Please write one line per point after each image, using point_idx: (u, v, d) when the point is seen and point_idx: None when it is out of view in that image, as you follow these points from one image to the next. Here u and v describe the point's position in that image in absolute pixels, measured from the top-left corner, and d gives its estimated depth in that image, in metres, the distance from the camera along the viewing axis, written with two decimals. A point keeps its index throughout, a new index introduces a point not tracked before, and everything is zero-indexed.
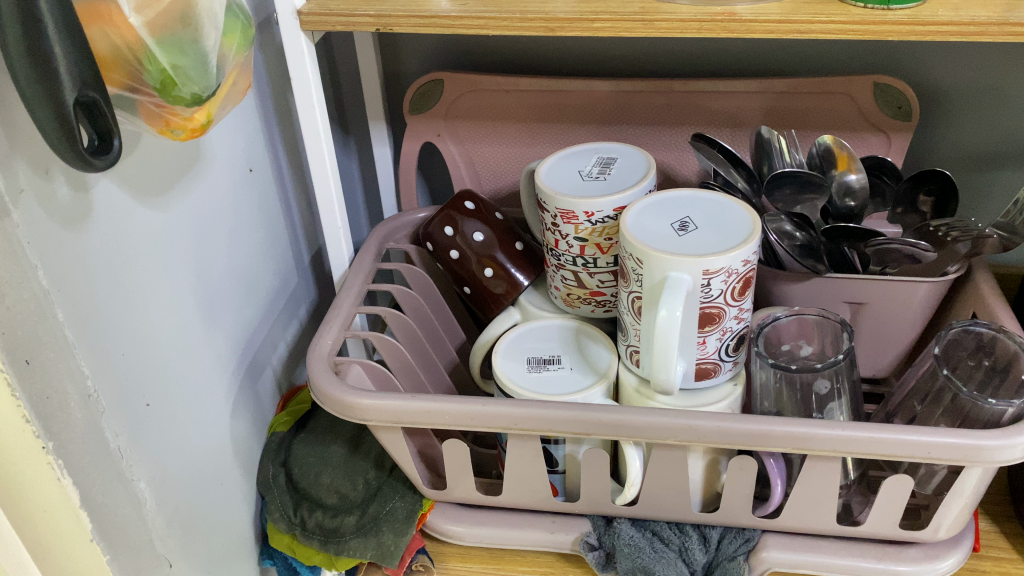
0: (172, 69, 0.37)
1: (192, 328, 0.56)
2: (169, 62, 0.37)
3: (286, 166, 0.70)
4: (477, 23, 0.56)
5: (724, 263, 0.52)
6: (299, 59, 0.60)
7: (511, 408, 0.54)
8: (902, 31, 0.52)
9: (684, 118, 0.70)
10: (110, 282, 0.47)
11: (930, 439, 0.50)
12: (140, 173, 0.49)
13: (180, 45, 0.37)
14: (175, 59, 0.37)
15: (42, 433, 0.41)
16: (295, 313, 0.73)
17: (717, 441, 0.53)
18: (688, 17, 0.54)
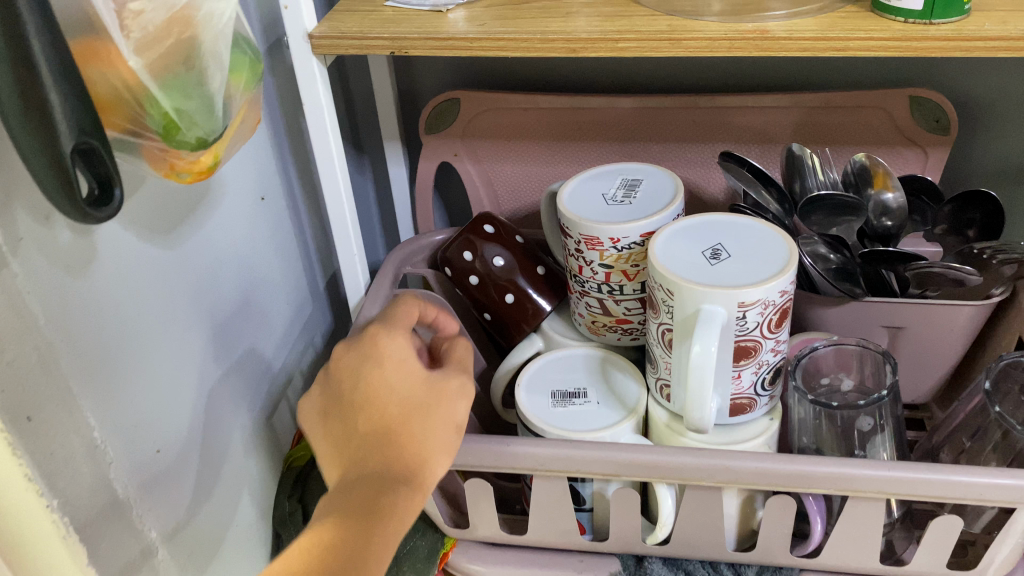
0: (175, 112, 0.35)
1: (205, 366, 0.54)
2: (172, 106, 0.35)
3: (299, 190, 0.68)
4: (495, 45, 0.54)
5: (760, 295, 0.49)
6: (311, 83, 0.58)
7: (536, 448, 0.51)
8: (948, 46, 0.49)
9: (710, 135, 0.68)
10: (117, 324, 0.45)
11: (982, 480, 0.48)
12: (147, 211, 0.46)
13: (183, 88, 0.35)
14: (179, 102, 0.35)
15: (47, 492, 0.39)
16: (311, 341, 0.71)
17: (755, 483, 0.50)
18: (718, 36, 0.51)
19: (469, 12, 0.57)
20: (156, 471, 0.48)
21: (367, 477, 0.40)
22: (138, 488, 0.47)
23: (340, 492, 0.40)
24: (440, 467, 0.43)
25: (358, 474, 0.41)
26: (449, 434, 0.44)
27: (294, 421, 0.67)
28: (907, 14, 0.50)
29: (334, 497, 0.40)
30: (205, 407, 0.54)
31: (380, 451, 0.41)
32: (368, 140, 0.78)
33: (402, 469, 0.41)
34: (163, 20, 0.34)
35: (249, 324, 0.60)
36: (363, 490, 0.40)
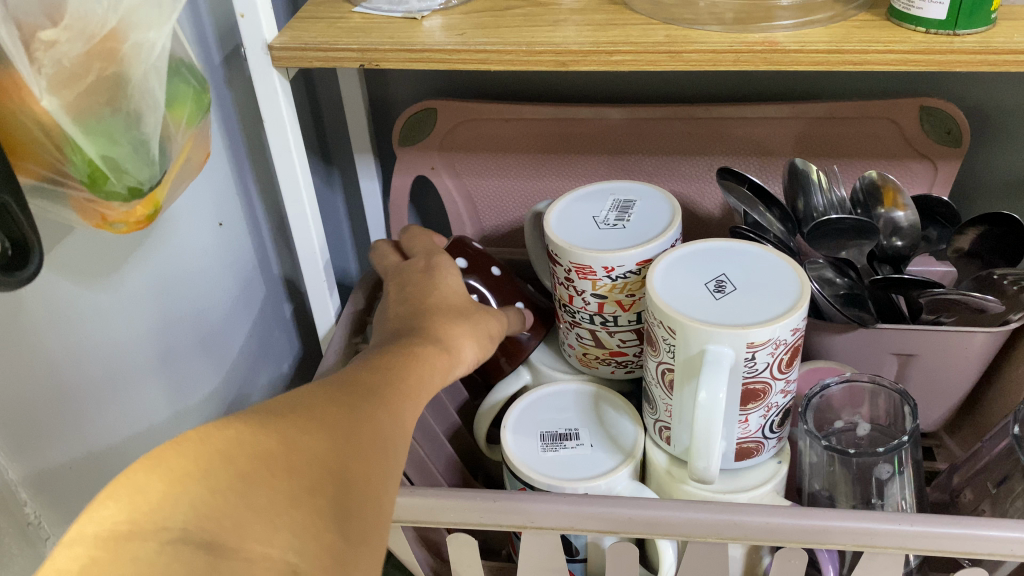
0: (102, 160, 0.30)
1: (161, 401, 0.49)
2: (97, 152, 0.30)
3: (262, 209, 0.62)
4: (476, 58, 0.48)
5: (770, 334, 0.44)
6: (272, 98, 0.52)
7: (526, 504, 0.47)
8: (973, 60, 0.44)
9: (706, 148, 0.63)
10: (52, 386, 0.40)
11: (1014, 536, 0.44)
12: (84, 255, 0.41)
13: (109, 132, 0.30)
14: (105, 148, 0.30)
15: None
16: (278, 371, 0.66)
17: (764, 539, 0.46)
18: (723, 48, 0.46)
19: (446, 20, 0.52)
20: (108, 392, 0.44)
21: (386, 372, 0.37)
22: (83, 407, 0.42)
23: (361, 378, 0.35)
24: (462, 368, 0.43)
25: (380, 366, 0.37)
26: (478, 345, 0.46)
27: None
28: (929, 24, 0.45)
29: (353, 379, 0.35)
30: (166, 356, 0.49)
31: (408, 349, 0.40)
32: (337, 152, 0.73)
33: (432, 366, 0.39)
34: (81, 52, 0.29)
35: (218, 322, 0.56)
36: (386, 379, 0.36)
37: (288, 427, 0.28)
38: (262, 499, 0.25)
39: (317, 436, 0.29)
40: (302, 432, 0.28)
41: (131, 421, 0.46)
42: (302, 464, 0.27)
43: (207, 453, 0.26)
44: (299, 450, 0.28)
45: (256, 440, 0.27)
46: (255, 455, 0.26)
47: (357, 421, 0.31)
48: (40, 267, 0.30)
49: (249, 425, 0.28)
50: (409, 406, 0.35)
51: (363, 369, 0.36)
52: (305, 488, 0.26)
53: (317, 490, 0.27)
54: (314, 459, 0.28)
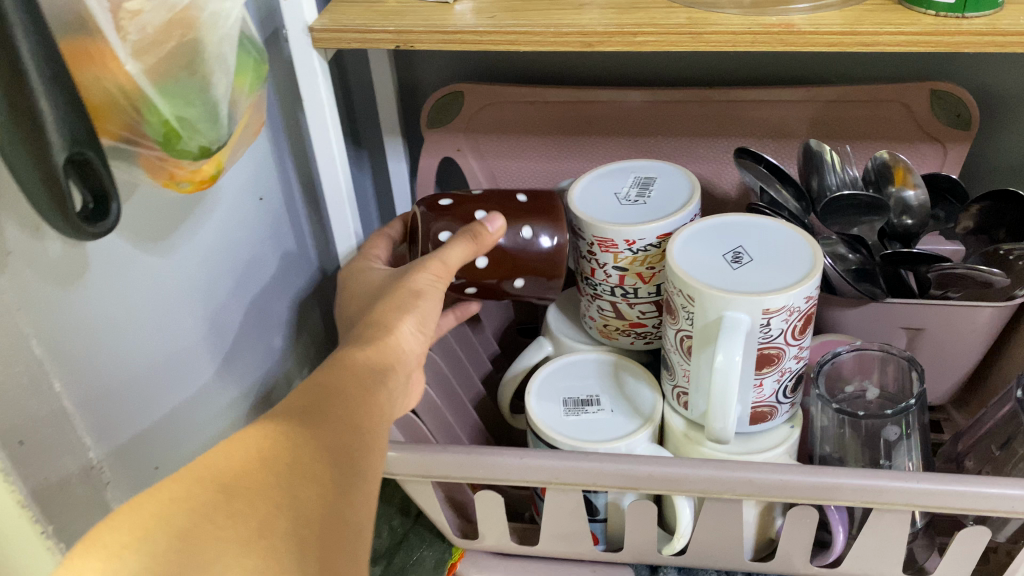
0: (176, 121, 0.33)
1: (208, 387, 0.52)
2: (172, 113, 0.33)
3: (297, 187, 0.65)
4: (506, 39, 0.51)
5: (785, 301, 0.47)
6: (311, 77, 0.55)
7: (551, 461, 0.49)
8: (980, 42, 0.47)
9: (723, 130, 0.66)
10: (104, 343, 0.42)
11: (1014, 493, 0.46)
12: (144, 218, 0.44)
13: (185, 95, 0.33)
14: (180, 110, 0.33)
15: (30, 502, 0.38)
16: (311, 342, 0.69)
17: (777, 496, 0.49)
18: (741, 30, 0.49)
19: (476, 4, 0.55)
20: (149, 391, 0.46)
21: (337, 386, 0.39)
22: (121, 403, 0.44)
23: (312, 394, 0.38)
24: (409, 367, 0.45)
25: (329, 382, 0.40)
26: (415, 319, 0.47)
27: None
28: (937, 7, 0.48)
29: (305, 397, 0.38)
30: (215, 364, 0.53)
31: (350, 363, 0.42)
32: (367, 134, 0.76)
33: (377, 374, 0.42)
34: (163, 21, 0.32)
35: (249, 294, 0.58)
36: (329, 395, 0.38)
37: (227, 473, 0.31)
38: (210, 553, 0.29)
39: (259, 473, 0.32)
40: (240, 473, 0.31)
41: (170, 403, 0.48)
42: (246, 509, 0.30)
43: (143, 522, 0.29)
44: (239, 495, 0.31)
45: (192, 496, 0.30)
46: (192, 511, 0.30)
47: (300, 446, 0.34)
48: (115, 220, 0.34)
49: (189, 482, 0.31)
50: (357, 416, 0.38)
51: (317, 383, 0.39)
52: (253, 531, 0.30)
53: (265, 529, 0.30)
54: (257, 500, 0.31)
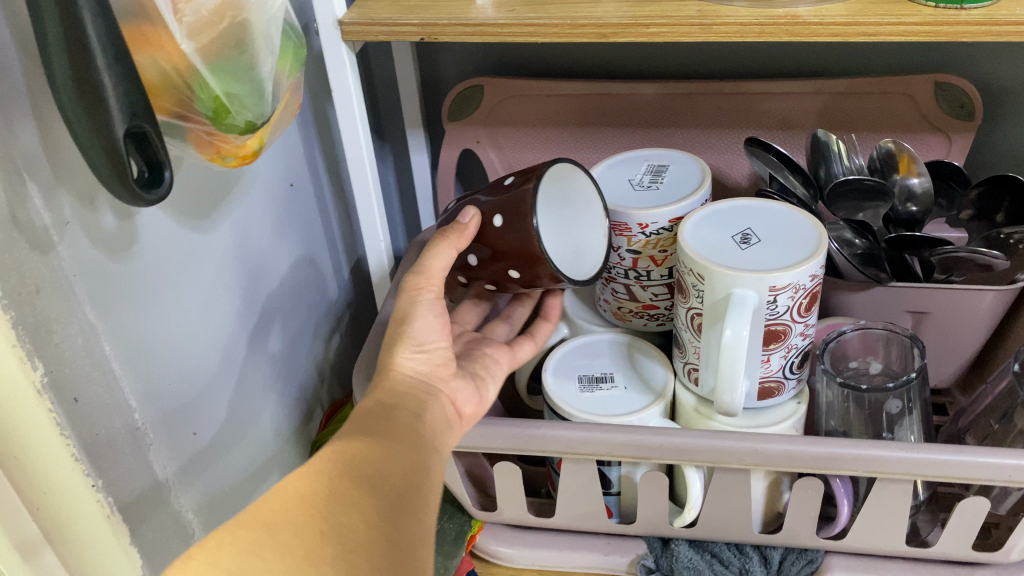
0: (225, 96, 0.36)
1: (242, 371, 0.55)
2: (222, 89, 0.36)
3: (325, 175, 0.68)
4: (525, 31, 0.54)
5: (791, 279, 0.49)
6: (340, 69, 0.58)
7: (567, 431, 0.52)
8: (978, 31, 0.49)
9: (734, 122, 0.68)
10: (145, 314, 0.44)
11: (1011, 463, 0.48)
12: (186, 196, 0.47)
13: (234, 72, 0.36)
14: (229, 86, 0.36)
15: (82, 456, 0.41)
16: (337, 326, 0.72)
17: (783, 465, 0.51)
18: (749, 21, 0.51)
19: None
20: (181, 386, 0.48)
21: (373, 424, 0.41)
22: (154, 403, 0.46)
23: (349, 432, 0.39)
24: (439, 404, 0.46)
25: (365, 421, 0.41)
26: (412, 342, 0.48)
27: (318, 404, 0.68)
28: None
29: (342, 434, 0.39)
30: (237, 372, 0.55)
31: (382, 406, 0.43)
32: (390, 128, 0.79)
33: (405, 411, 0.43)
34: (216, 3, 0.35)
35: (278, 279, 0.60)
36: (364, 432, 0.39)
37: (269, 512, 0.33)
38: None
39: (299, 507, 0.33)
40: (282, 511, 0.33)
41: (202, 387, 0.51)
42: (291, 539, 0.32)
43: (193, 567, 0.30)
44: (282, 529, 0.32)
45: (237, 537, 0.31)
46: (238, 550, 0.31)
47: (342, 478, 0.35)
48: (169, 189, 0.37)
49: (235, 525, 0.32)
50: (393, 449, 0.39)
51: (356, 425, 0.40)
52: (301, 560, 0.31)
53: (313, 556, 0.31)
54: (301, 530, 0.32)
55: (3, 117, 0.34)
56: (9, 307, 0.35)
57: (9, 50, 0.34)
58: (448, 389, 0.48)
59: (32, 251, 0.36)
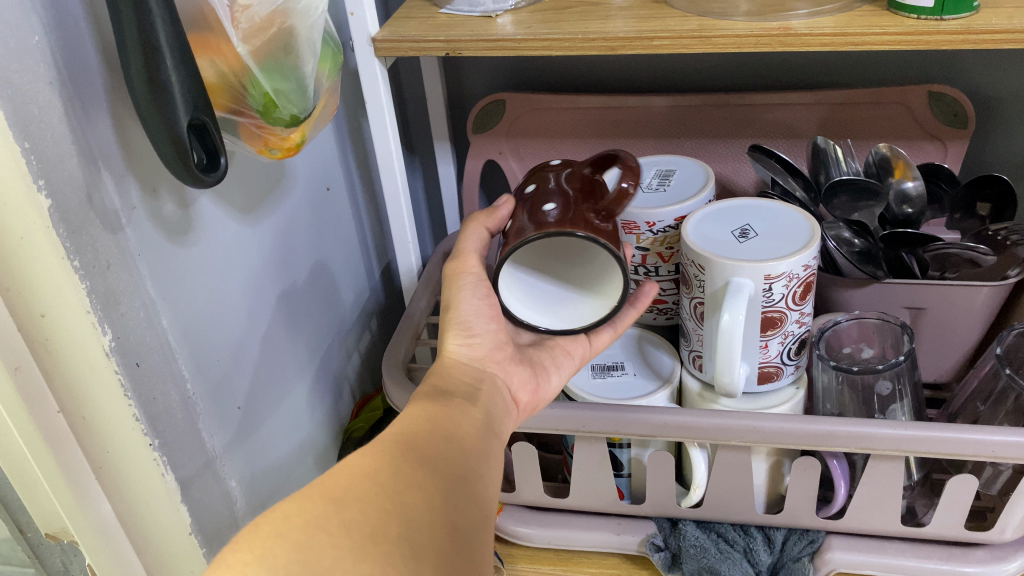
0: (274, 92, 0.43)
1: (281, 352, 0.61)
2: (271, 86, 0.42)
3: (358, 182, 0.74)
4: (541, 45, 0.59)
5: (785, 268, 0.53)
6: (373, 82, 0.64)
7: (579, 410, 0.56)
8: (957, 39, 0.53)
9: (740, 131, 0.73)
10: (195, 295, 0.50)
11: (996, 439, 0.51)
12: (231, 189, 0.53)
13: (281, 71, 0.43)
14: (277, 83, 0.43)
15: (141, 417, 0.46)
16: (367, 324, 0.77)
17: (781, 442, 0.54)
18: (745, 33, 0.56)
19: (516, 17, 0.62)
20: (224, 368, 0.53)
21: (431, 416, 0.41)
22: (200, 382, 0.51)
23: (408, 425, 0.40)
24: (493, 399, 0.47)
25: (423, 414, 0.41)
26: (460, 327, 0.50)
27: (349, 395, 0.73)
28: (921, 11, 0.54)
29: (402, 427, 0.39)
30: (276, 357, 0.60)
31: (440, 399, 0.44)
32: (419, 141, 0.84)
33: (460, 405, 0.44)
34: (269, 10, 0.41)
35: (314, 276, 0.66)
36: (425, 426, 0.40)
37: (336, 489, 0.33)
38: (327, 559, 0.30)
39: (364, 487, 0.34)
40: (349, 487, 0.33)
41: (244, 370, 0.56)
42: (357, 516, 0.32)
43: (263, 540, 0.31)
44: (348, 506, 0.32)
45: (304, 511, 0.32)
46: (306, 524, 0.31)
47: (406, 464, 0.36)
48: (225, 173, 0.43)
49: (301, 499, 0.33)
50: (454, 444, 0.40)
51: (423, 416, 0.41)
52: (366, 538, 0.31)
53: (379, 534, 0.31)
54: (367, 507, 0.32)
55: (84, 112, 0.40)
56: (84, 276, 0.41)
57: (91, 56, 0.40)
58: (501, 373, 0.50)
59: (105, 229, 0.41)
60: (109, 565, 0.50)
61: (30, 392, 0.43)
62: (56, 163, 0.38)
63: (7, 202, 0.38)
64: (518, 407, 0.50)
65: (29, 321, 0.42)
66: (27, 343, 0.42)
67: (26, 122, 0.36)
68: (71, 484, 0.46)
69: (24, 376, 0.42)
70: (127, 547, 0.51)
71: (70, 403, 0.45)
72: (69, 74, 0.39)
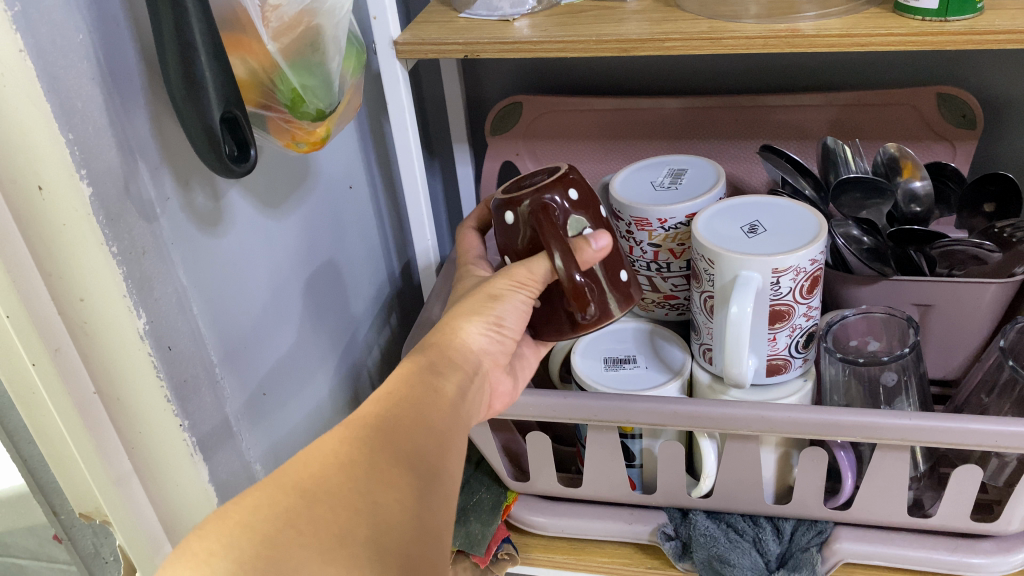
0: (301, 88, 0.45)
1: (304, 341, 0.63)
2: (299, 82, 0.45)
3: (379, 180, 0.76)
4: (556, 47, 0.61)
5: (793, 262, 0.55)
6: (395, 84, 0.66)
7: (591, 400, 0.58)
8: (961, 40, 0.54)
9: (751, 132, 0.74)
10: (223, 281, 0.52)
11: (998, 429, 0.52)
12: (260, 185, 0.56)
13: (309, 67, 0.45)
14: (304, 79, 0.45)
15: (173, 398, 0.48)
16: (387, 320, 0.79)
17: (790, 432, 0.56)
18: (754, 35, 0.57)
19: (532, 21, 0.65)
20: (241, 358, 0.55)
21: (421, 396, 0.40)
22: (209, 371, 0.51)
23: (391, 399, 0.39)
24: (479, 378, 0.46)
25: (406, 387, 0.41)
26: (493, 319, 0.49)
27: (371, 386, 0.75)
28: (925, 13, 0.55)
29: (383, 402, 0.39)
30: (300, 347, 0.62)
31: (433, 377, 0.43)
32: (439, 142, 0.87)
33: (450, 386, 0.43)
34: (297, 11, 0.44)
35: (336, 270, 0.68)
36: (414, 405, 0.39)
37: (311, 480, 0.33)
38: (294, 559, 0.30)
39: (339, 481, 0.33)
40: (321, 479, 0.33)
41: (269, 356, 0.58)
42: (326, 513, 0.32)
43: (232, 528, 0.31)
44: (320, 502, 0.32)
45: (275, 502, 0.32)
46: (277, 515, 0.31)
47: (384, 455, 0.35)
48: (254, 164, 0.46)
49: (273, 489, 0.32)
50: (439, 428, 0.39)
51: (413, 392, 0.40)
52: (334, 538, 0.31)
53: (347, 535, 0.31)
54: (339, 506, 0.32)
55: (124, 108, 0.42)
56: (122, 262, 0.43)
57: (131, 57, 0.43)
58: (494, 377, 0.50)
59: (141, 218, 0.44)
60: (138, 542, 0.53)
61: (68, 373, 0.45)
62: (97, 154, 0.40)
63: (52, 188, 0.40)
64: (489, 409, 0.53)
65: (69, 306, 0.44)
66: (67, 326, 0.45)
67: (71, 115, 0.39)
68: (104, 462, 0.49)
69: (63, 358, 0.45)
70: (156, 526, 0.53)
71: (106, 386, 0.47)
72: (111, 75, 0.41)
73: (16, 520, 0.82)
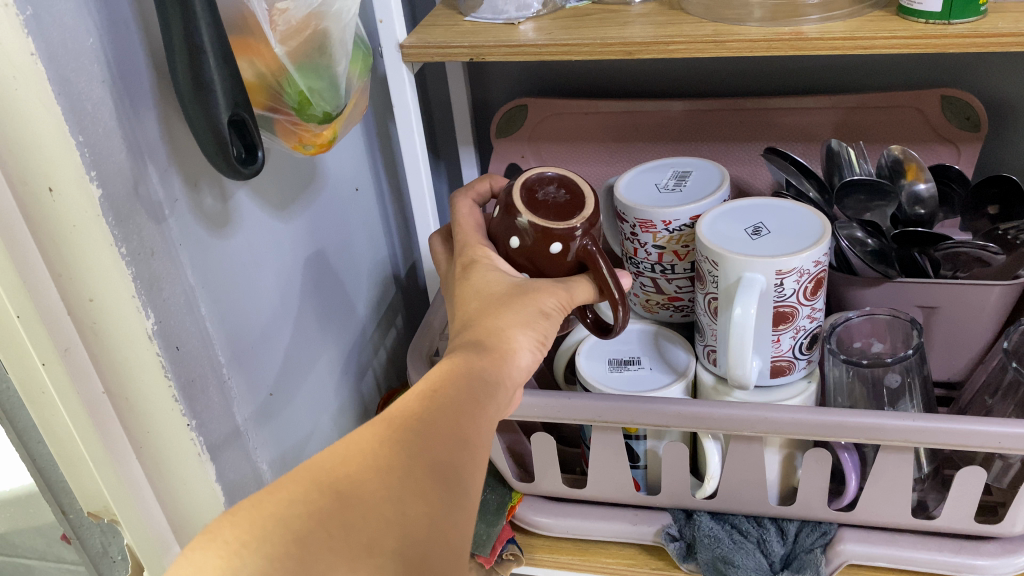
0: (308, 91, 0.46)
1: (310, 341, 0.63)
2: (306, 85, 0.45)
3: (385, 182, 0.77)
4: (561, 50, 0.61)
5: (797, 263, 0.55)
6: (401, 87, 0.66)
7: (595, 401, 0.58)
8: (964, 43, 0.54)
9: (755, 135, 0.75)
10: (229, 281, 0.52)
11: (1000, 430, 0.52)
12: (265, 185, 0.56)
13: (316, 70, 0.46)
14: (311, 82, 0.46)
15: (180, 398, 0.48)
16: (392, 321, 0.80)
17: (794, 433, 0.56)
18: (758, 38, 0.58)
19: (538, 24, 0.65)
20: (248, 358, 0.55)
21: (470, 397, 0.39)
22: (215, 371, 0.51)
23: (438, 398, 0.38)
24: (520, 376, 0.44)
25: (452, 382, 0.39)
26: (542, 339, 0.46)
27: (376, 388, 0.76)
28: (928, 16, 0.55)
29: (429, 400, 0.37)
30: (306, 347, 0.63)
31: (483, 373, 0.41)
32: (445, 145, 0.87)
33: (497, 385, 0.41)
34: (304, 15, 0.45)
35: (342, 270, 0.69)
36: (459, 407, 0.38)
37: (345, 480, 0.33)
38: (320, 563, 0.30)
39: (373, 486, 0.33)
40: (356, 482, 0.33)
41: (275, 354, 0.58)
42: (358, 521, 0.32)
43: (262, 520, 0.31)
44: (351, 507, 0.32)
45: (306, 500, 0.32)
46: (308, 514, 0.31)
47: (423, 460, 0.34)
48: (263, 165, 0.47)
49: (308, 486, 0.32)
50: (479, 434, 0.38)
51: (461, 392, 0.39)
52: (362, 547, 0.31)
53: (375, 545, 0.31)
54: (370, 514, 0.32)
55: (134, 111, 0.43)
56: (130, 263, 0.43)
57: (140, 61, 0.43)
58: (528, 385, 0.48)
59: (149, 219, 0.44)
60: (146, 540, 0.53)
61: (78, 372, 0.46)
62: (107, 156, 0.41)
63: (61, 190, 0.41)
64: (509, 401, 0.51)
65: (78, 306, 0.45)
66: (76, 327, 0.45)
67: (81, 117, 0.39)
68: (113, 462, 0.49)
69: (72, 359, 0.45)
70: (164, 525, 0.54)
71: (115, 386, 0.48)
72: (121, 79, 0.42)
73: (24, 520, 0.83)
